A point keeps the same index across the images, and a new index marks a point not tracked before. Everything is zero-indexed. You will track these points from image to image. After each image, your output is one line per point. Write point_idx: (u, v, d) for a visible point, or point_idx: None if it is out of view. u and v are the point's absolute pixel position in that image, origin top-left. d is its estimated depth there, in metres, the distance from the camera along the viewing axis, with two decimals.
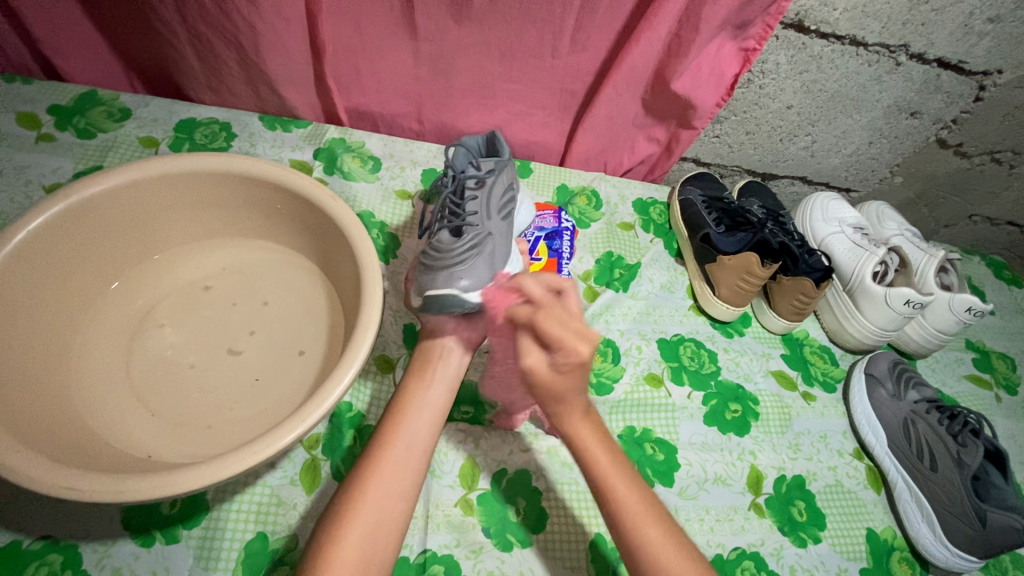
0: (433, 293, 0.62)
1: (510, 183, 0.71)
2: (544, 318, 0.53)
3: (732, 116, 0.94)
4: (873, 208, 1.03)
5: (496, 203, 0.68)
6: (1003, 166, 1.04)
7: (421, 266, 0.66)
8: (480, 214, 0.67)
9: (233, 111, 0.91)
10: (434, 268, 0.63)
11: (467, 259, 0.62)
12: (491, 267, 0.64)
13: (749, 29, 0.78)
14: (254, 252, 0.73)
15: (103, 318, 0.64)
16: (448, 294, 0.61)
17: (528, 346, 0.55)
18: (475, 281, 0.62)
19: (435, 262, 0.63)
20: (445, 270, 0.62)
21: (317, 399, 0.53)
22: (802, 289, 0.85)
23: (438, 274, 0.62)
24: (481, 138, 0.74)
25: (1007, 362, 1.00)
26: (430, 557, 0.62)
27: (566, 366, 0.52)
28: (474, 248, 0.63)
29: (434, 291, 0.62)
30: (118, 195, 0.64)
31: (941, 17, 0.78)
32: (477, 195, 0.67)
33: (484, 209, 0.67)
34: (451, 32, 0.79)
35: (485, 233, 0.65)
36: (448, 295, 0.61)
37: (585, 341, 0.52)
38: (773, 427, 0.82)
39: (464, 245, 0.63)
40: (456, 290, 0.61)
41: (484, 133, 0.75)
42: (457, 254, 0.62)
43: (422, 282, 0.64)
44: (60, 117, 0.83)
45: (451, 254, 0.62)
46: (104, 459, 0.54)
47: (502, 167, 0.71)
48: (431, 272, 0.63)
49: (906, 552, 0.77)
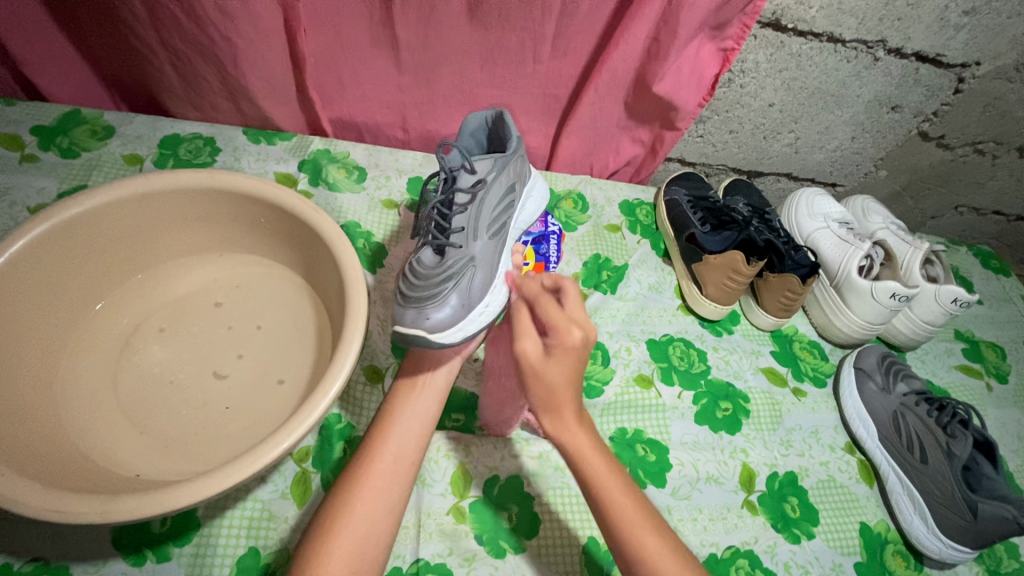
0: (401, 330, 0.57)
1: (505, 187, 0.67)
2: (547, 302, 0.56)
3: (714, 115, 0.94)
4: (858, 202, 1.04)
5: (486, 219, 0.64)
6: (986, 156, 1.04)
7: (397, 291, 0.61)
8: (466, 232, 0.62)
9: (216, 126, 0.91)
10: (407, 299, 0.59)
11: (442, 293, 0.58)
12: (465, 303, 0.59)
13: (727, 30, 0.78)
14: (240, 266, 0.74)
15: (88, 338, 0.64)
16: (415, 334, 0.56)
17: (525, 328, 0.55)
18: (447, 318, 0.58)
19: (410, 289, 0.59)
20: (416, 306, 0.58)
21: (303, 412, 0.53)
22: (788, 286, 0.85)
23: (407, 309, 0.58)
24: (486, 113, 0.69)
25: (996, 351, 1.00)
26: (423, 566, 0.62)
27: (557, 350, 0.53)
28: (451, 276, 0.59)
29: (401, 326, 0.57)
30: (100, 216, 0.64)
31: (917, 12, 0.79)
32: (466, 208, 0.63)
33: (471, 226, 0.62)
34: (431, 41, 0.79)
35: (467, 259, 0.61)
36: (414, 335, 0.57)
37: (578, 327, 0.54)
38: (765, 424, 0.82)
39: (441, 274, 0.59)
40: (426, 329, 0.57)
41: (492, 110, 0.69)
42: (433, 284, 0.58)
43: (394, 312, 0.59)
44: (43, 137, 0.83)
45: (426, 284, 0.58)
46: (93, 480, 0.54)
47: (497, 170, 0.65)
48: (404, 302, 0.59)
49: (900, 545, 0.77)
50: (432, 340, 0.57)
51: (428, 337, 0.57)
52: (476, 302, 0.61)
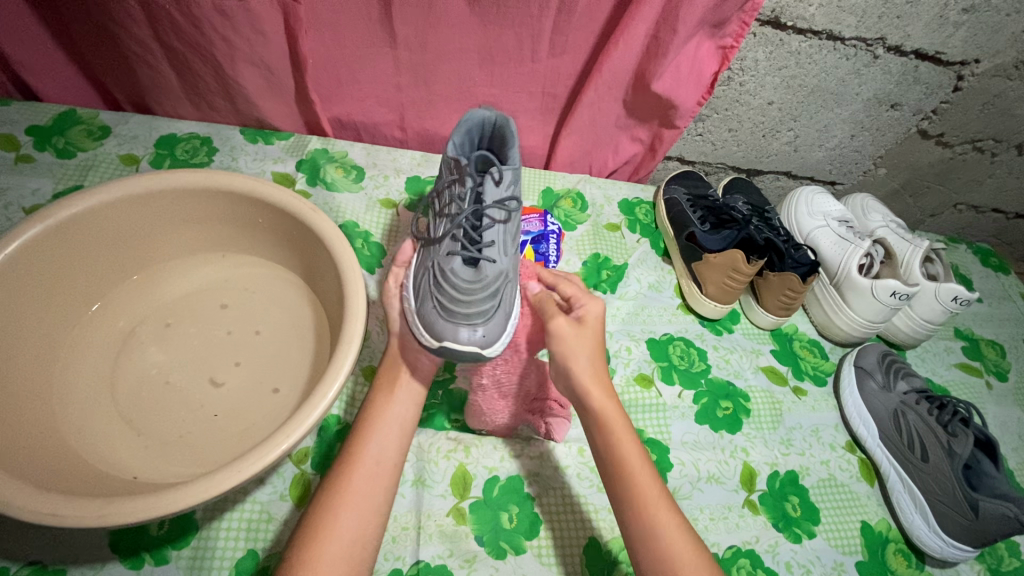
0: (455, 348, 0.56)
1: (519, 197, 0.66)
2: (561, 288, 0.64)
3: (713, 114, 0.94)
4: (857, 200, 1.03)
5: (512, 232, 0.63)
6: (985, 153, 1.04)
7: (433, 304, 0.57)
8: (499, 246, 0.60)
9: (213, 126, 0.91)
10: (456, 318, 0.56)
11: (489, 311, 0.58)
12: (507, 317, 0.60)
13: (726, 28, 0.78)
14: (238, 267, 0.73)
15: (84, 339, 0.64)
16: (470, 352, 0.57)
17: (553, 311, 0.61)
18: (495, 333, 0.58)
19: (454, 308, 0.56)
20: (466, 324, 0.57)
21: (302, 413, 0.53)
22: (788, 285, 0.85)
23: (460, 329, 0.56)
24: (486, 114, 0.64)
25: (996, 349, 1.00)
26: (423, 567, 0.62)
27: (586, 320, 0.61)
28: (495, 294, 0.58)
29: (453, 345, 0.56)
30: (95, 217, 0.63)
31: (916, 9, 0.79)
32: (499, 221, 0.60)
33: (503, 239, 0.60)
34: (429, 40, 0.79)
35: (505, 275, 0.60)
36: (469, 353, 0.57)
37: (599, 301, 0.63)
38: (765, 423, 0.82)
39: (487, 292, 0.57)
40: (478, 346, 0.57)
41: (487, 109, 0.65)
42: (480, 302, 0.57)
43: (438, 329, 0.57)
44: (39, 137, 0.83)
45: (474, 303, 0.56)
46: (89, 482, 0.54)
47: (518, 182, 0.64)
48: (449, 320, 0.56)
49: (901, 543, 0.77)
50: (484, 356, 0.58)
51: (482, 354, 0.57)
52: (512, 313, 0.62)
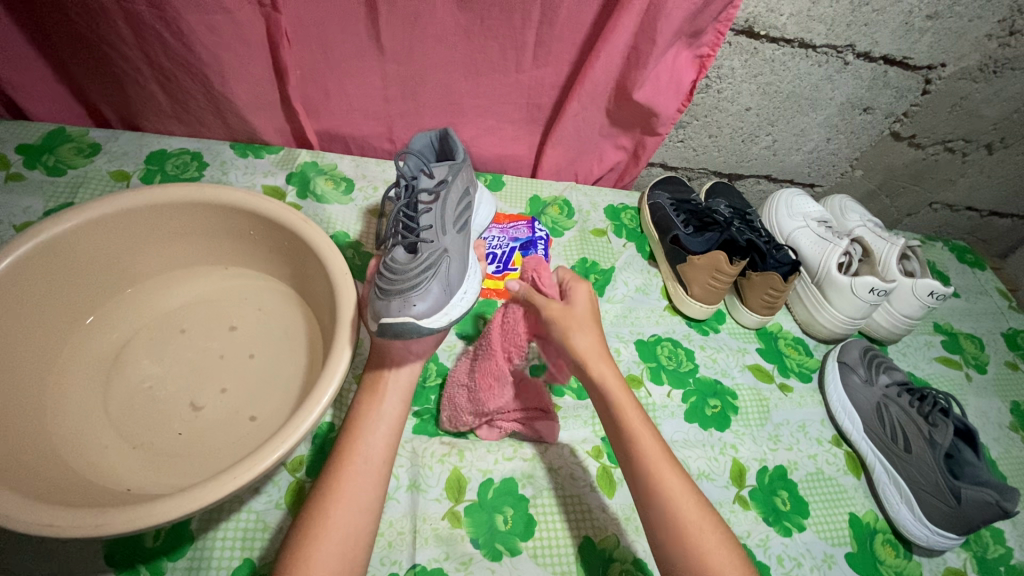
0: (388, 320, 0.58)
1: (463, 188, 0.72)
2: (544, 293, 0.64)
3: (693, 120, 0.97)
4: (836, 202, 1.07)
5: (451, 215, 0.68)
6: (956, 154, 1.08)
7: (375, 291, 0.62)
8: (435, 229, 0.66)
9: (203, 141, 0.92)
10: (389, 294, 0.60)
11: (423, 283, 0.60)
12: (445, 290, 0.62)
13: (703, 37, 0.81)
14: (228, 279, 0.74)
15: (75, 353, 0.64)
16: (405, 323, 0.58)
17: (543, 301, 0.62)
18: (432, 304, 0.60)
19: (390, 286, 0.60)
20: (399, 296, 0.59)
21: (296, 420, 0.54)
22: (771, 284, 0.87)
23: (392, 302, 0.59)
24: (432, 135, 0.74)
25: (974, 342, 1.03)
26: (420, 571, 0.62)
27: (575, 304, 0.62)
28: (430, 267, 0.61)
29: (389, 317, 0.58)
30: (87, 233, 0.64)
31: (883, 16, 0.82)
32: (431, 208, 0.66)
33: (440, 222, 0.66)
34: (415, 53, 0.81)
35: (440, 251, 0.64)
36: (403, 323, 0.58)
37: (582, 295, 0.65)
38: (753, 420, 0.84)
39: (421, 265, 0.61)
40: (414, 316, 0.59)
41: (435, 133, 0.75)
42: (413, 277, 0.60)
43: (377, 310, 0.60)
44: (28, 156, 0.84)
45: (406, 277, 0.60)
46: (84, 493, 0.54)
47: (456, 172, 0.70)
48: (386, 299, 0.60)
49: (888, 534, 0.78)
50: (423, 325, 0.59)
51: (418, 324, 0.58)
52: (454, 289, 0.64)
